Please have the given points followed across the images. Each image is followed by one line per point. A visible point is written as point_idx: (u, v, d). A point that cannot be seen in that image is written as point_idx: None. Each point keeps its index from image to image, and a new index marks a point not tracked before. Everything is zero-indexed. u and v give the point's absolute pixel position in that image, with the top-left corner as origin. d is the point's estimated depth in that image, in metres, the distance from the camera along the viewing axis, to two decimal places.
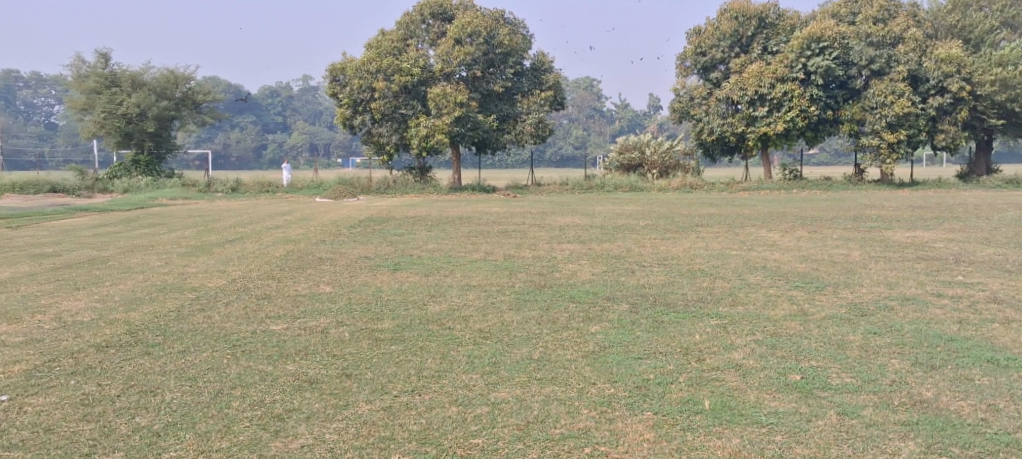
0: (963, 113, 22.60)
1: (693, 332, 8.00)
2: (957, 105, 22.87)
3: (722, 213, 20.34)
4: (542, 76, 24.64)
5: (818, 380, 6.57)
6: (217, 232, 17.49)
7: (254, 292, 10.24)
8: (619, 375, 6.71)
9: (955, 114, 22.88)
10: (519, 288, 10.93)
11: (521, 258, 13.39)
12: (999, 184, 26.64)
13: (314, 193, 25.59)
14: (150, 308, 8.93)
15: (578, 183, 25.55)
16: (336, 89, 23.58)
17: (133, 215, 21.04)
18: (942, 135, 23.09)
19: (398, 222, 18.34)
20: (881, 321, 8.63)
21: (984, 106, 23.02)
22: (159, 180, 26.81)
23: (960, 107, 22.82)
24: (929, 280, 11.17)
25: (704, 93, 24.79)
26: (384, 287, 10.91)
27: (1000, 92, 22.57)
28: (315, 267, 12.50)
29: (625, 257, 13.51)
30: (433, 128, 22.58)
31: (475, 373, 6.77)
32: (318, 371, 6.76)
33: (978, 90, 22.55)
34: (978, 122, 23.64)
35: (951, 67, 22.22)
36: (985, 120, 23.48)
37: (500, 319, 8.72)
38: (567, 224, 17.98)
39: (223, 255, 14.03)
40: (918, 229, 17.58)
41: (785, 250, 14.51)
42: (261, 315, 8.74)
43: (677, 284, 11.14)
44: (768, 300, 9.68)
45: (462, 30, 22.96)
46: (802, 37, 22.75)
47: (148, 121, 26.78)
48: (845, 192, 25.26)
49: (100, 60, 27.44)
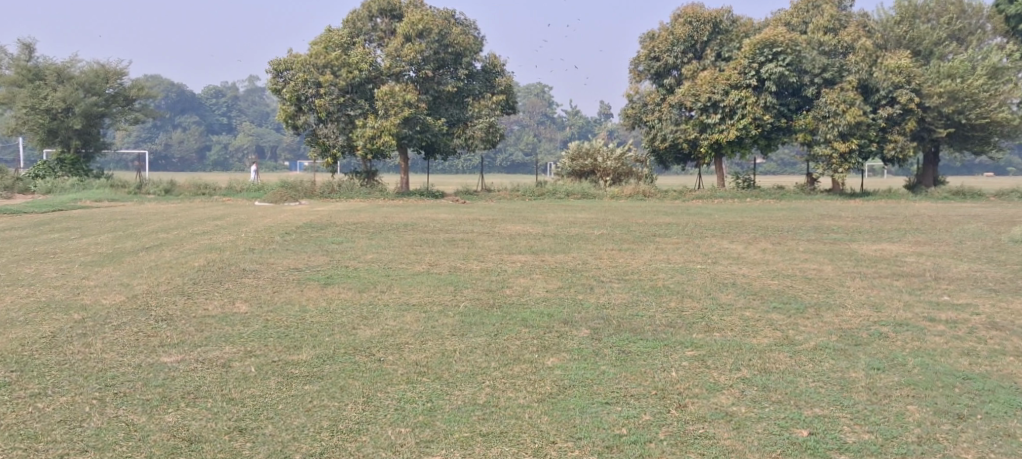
0: (912, 123, 21.68)
1: (668, 367, 6.78)
2: (905, 116, 22.01)
3: (681, 222, 19.24)
4: (494, 79, 23.37)
5: (829, 439, 5.48)
6: (136, 238, 15.98)
7: (154, 313, 8.85)
8: (584, 429, 5.56)
9: (904, 124, 21.95)
10: (464, 309, 9.59)
11: (468, 271, 12.11)
12: (949, 196, 25.88)
13: (253, 196, 24.05)
14: (21, 334, 7.59)
15: (529, 189, 24.25)
16: (279, 86, 22.05)
17: (50, 218, 19.43)
18: (890, 146, 22.03)
19: (336, 229, 16.95)
20: (878, 351, 7.43)
21: (932, 117, 22.16)
22: (87, 180, 25.05)
23: (908, 118, 21.93)
24: (916, 301, 10.04)
25: (657, 99, 23.47)
26: (308, 307, 9.54)
27: (949, 103, 21.73)
28: (234, 281, 11.09)
29: (582, 272, 12.26)
30: (381, 129, 21.22)
31: (404, 425, 5.58)
32: (203, 424, 5.60)
33: (927, 102, 21.81)
34: (927, 134, 22.71)
35: (901, 78, 21.40)
36: (932, 132, 22.58)
37: (440, 348, 7.40)
38: (518, 232, 16.71)
39: (133, 265, 12.58)
40: (884, 241, 16.62)
41: (752, 264, 13.33)
42: (152, 344, 7.36)
43: (641, 304, 9.93)
44: (744, 326, 8.39)
45: (411, 27, 21.66)
46: (754, 42, 21.75)
47: (75, 118, 24.98)
48: (800, 201, 24.34)
49: (23, 50, 25.53)
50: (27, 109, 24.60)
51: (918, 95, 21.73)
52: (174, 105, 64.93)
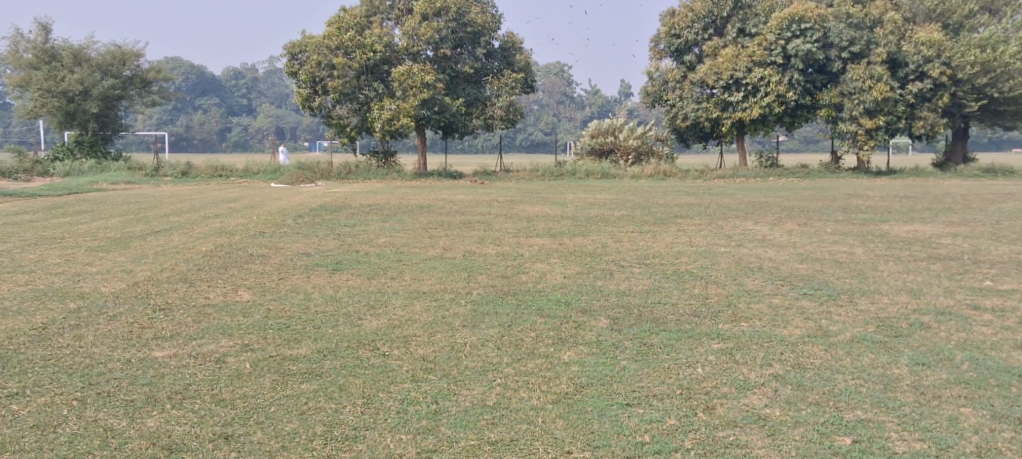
0: (945, 98, 21.01)
1: (694, 363, 6.28)
2: (938, 91, 21.29)
3: (703, 202, 18.65)
4: (513, 57, 22.78)
5: (876, 447, 5.04)
6: (146, 221, 15.60)
7: (152, 302, 8.42)
8: (603, 436, 5.18)
9: (935, 100, 21.28)
10: (477, 297, 9.13)
11: (483, 256, 11.63)
12: (977, 174, 25.16)
13: (270, 178, 23.65)
14: (12, 325, 7.19)
15: (548, 170, 23.73)
16: (294, 69, 21.61)
17: (63, 201, 19.08)
18: (920, 122, 21.46)
19: (350, 211, 16.48)
20: (921, 344, 6.88)
21: (964, 90, 21.36)
22: (104, 163, 24.71)
23: (941, 93, 21.28)
24: (956, 287, 9.48)
25: (678, 77, 22.81)
26: (313, 296, 9.08)
27: (981, 75, 21.02)
28: (240, 267, 10.65)
29: (601, 256, 11.77)
30: (398, 111, 20.75)
31: (404, 432, 5.27)
32: (186, 430, 5.35)
33: (958, 75, 20.93)
34: (958, 109, 21.93)
35: (932, 51, 20.65)
36: (964, 107, 21.83)
37: (450, 342, 6.93)
38: (536, 214, 16.23)
39: (139, 250, 12.18)
40: (916, 221, 15.99)
41: (780, 248, 12.77)
42: (145, 337, 6.91)
43: (663, 291, 9.43)
44: (774, 315, 7.88)
45: (429, 6, 21.09)
46: (782, 17, 21.07)
47: (92, 101, 24.61)
48: (825, 180, 23.69)
49: (39, 31, 25.13)
50: (43, 92, 24.17)
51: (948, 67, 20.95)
52: (194, 87, 64.55)
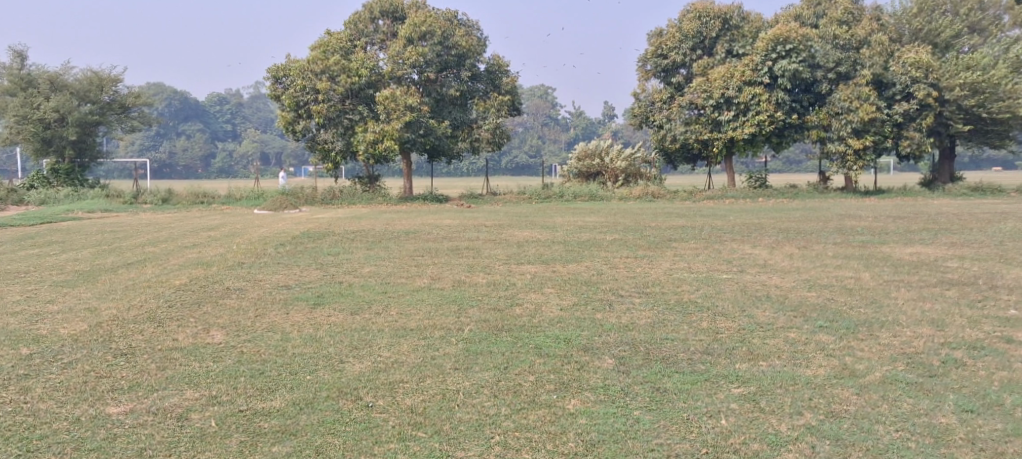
0: (930, 120, 20.32)
1: (708, 423, 5.78)
2: (923, 110, 20.62)
3: (696, 224, 18.07)
4: (499, 80, 22.13)
5: None
6: (119, 252, 14.84)
7: (113, 346, 7.69)
8: None
9: (921, 120, 20.58)
10: (469, 335, 8.45)
11: (473, 286, 10.94)
12: (968, 192, 24.59)
13: (252, 204, 22.93)
14: None
15: (535, 192, 23.07)
16: (277, 93, 20.92)
17: (36, 231, 18.33)
18: (907, 142, 20.79)
19: (334, 238, 15.81)
20: (961, 385, 6.23)
21: (950, 111, 20.76)
22: (81, 190, 23.92)
23: (925, 114, 20.57)
24: (981, 318, 8.82)
25: (666, 98, 22.20)
26: (292, 336, 8.37)
27: (969, 97, 20.40)
28: (214, 303, 9.93)
29: (598, 284, 11.09)
30: (382, 134, 19.99)
31: None
32: None
33: (945, 96, 20.44)
34: (944, 128, 21.36)
35: (919, 73, 20.03)
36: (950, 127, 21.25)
37: (442, 388, 6.25)
38: (526, 239, 15.56)
39: (109, 284, 11.49)
40: (916, 242, 15.45)
41: (783, 274, 12.10)
42: (100, 389, 6.24)
43: (667, 323, 8.78)
44: (792, 351, 6.98)
45: (414, 29, 20.47)
46: (767, 38, 20.45)
47: (69, 127, 23.80)
48: (815, 200, 23.11)
49: (14, 57, 24.26)
50: (18, 118, 23.36)
51: (935, 89, 20.40)
52: (178, 112, 63.52)
